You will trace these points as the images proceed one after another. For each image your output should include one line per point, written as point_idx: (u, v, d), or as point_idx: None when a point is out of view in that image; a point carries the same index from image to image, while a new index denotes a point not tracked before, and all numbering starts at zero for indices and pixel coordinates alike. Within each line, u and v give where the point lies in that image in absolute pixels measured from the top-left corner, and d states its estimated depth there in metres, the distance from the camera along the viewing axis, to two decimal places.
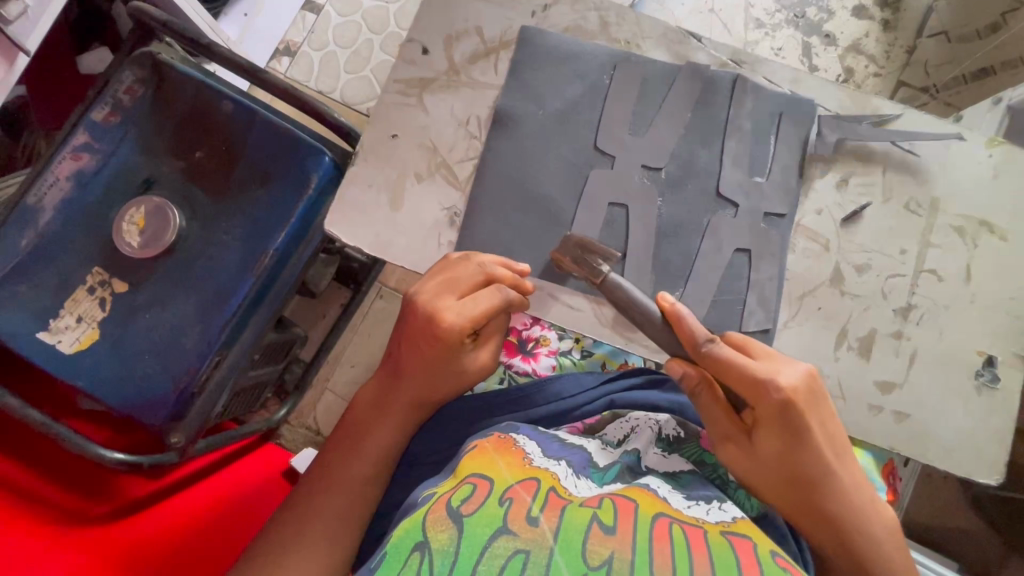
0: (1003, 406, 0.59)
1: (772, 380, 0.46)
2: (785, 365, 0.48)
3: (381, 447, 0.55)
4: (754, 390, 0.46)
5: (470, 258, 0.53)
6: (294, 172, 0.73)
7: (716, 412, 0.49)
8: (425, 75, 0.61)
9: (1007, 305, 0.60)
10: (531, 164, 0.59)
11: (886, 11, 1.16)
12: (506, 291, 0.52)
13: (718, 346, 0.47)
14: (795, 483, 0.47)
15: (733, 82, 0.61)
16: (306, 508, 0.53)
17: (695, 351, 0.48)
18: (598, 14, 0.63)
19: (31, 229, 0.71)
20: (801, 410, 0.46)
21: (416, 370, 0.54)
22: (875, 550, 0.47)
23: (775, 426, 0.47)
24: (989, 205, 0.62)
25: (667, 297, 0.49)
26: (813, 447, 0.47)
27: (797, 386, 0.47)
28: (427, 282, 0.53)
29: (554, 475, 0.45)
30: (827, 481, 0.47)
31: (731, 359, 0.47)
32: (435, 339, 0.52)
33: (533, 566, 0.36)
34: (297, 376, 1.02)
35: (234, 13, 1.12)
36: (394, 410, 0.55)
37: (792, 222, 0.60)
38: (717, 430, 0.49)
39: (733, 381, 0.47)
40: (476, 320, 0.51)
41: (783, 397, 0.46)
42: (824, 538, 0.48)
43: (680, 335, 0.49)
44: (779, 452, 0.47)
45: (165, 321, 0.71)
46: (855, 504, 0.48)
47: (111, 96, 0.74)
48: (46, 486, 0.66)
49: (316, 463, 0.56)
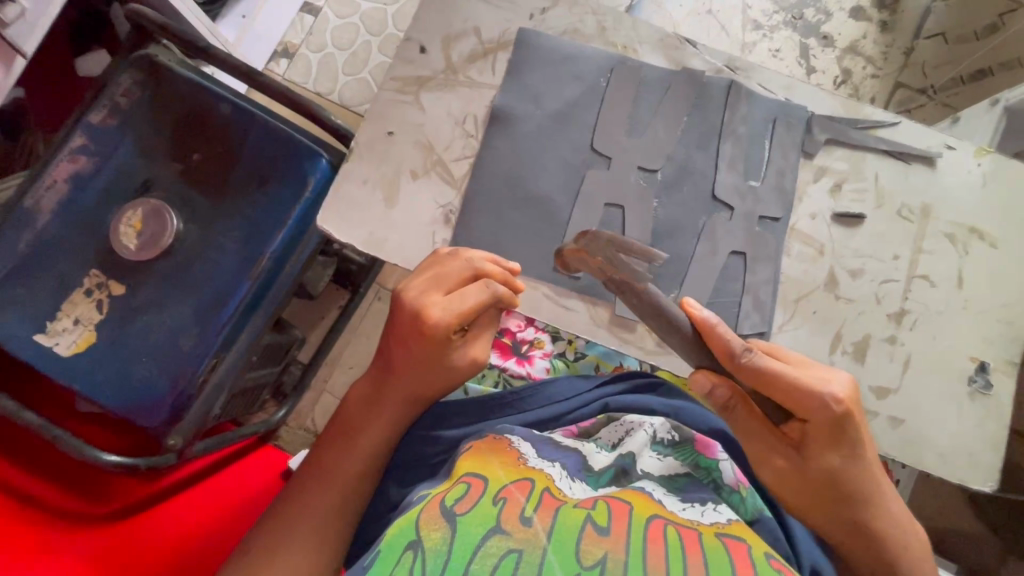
0: (998, 411, 0.59)
1: (826, 392, 0.46)
2: (828, 374, 0.48)
3: (373, 444, 0.55)
4: (805, 403, 0.46)
5: (459, 254, 0.53)
6: (293, 175, 0.73)
7: (755, 425, 0.49)
8: (423, 78, 0.61)
9: (1001, 310, 0.60)
10: (527, 167, 0.59)
11: (884, 13, 1.16)
12: (495, 286, 0.51)
13: (758, 357, 0.46)
14: (840, 493, 0.48)
15: (729, 85, 0.61)
16: (296, 509, 0.53)
17: (732, 363, 0.46)
18: (595, 17, 0.63)
19: (28, 231, 0.71)
20: (853, 421, 0.47)
21: (408, 367, 0.54)
22: (904, 549, 0.50)
23: (826, 439, 0.47)
24: (983, 210, 0.62)
25: (692, 302, 0.47)
26: (858, 456, 0.48)
27: (849, 397, 0.47)
28: (414, 279, 0.53)
29: (548, 476, 0.45)
30: (869, 490, 0.49)
31: (776, 371, 0.46)
32: (422, 334, 0.52)
33: (525, 566, 0.36)
34: (295, 377, 1.03)
35: (233, 14, 1.10)
36: (385, 407, 0.55)
37: (787, 225, 0.60)
38: (762, 443, 0.49)
39: (782, 394, 0.46)
40: (463, 315, 0.51)
41: (837, 410, 0.46)
42: (856, 540, 0.50)
43: (717, 347, 0.46)
44: (829, 464, 0.48)
45: (162, 323, 0.71)
46: (887, 507, 0.49)
47: (108, 98, 0.74)
48: (42, 487, 0.66)
49: (308, 463, 0.56)
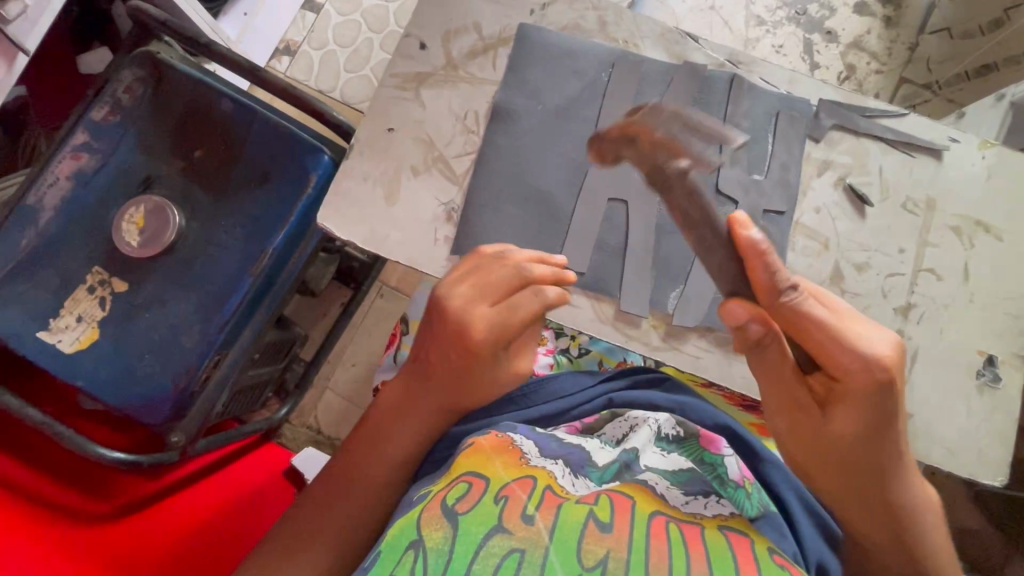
0: (1005, 406, 0.58)
1: (864, 348, 0.43)
2: (871, 332, 0.44)
3: (405, 449, 0.53)
4: (841, 352, 0.43)
5: (506, 258, 0.50)
6: (294, 171, 0.73)
7: (784, 371, 0.46)
8: (423, 73, 0.61)
9: (1007, 304, 0.60)
10: (529, 161, 0.59)
11: (888, 8, 1.16)
12: (546, 294, 0.50)
13: (803, 300, 0.43)
14: (865, 459, 0.45)
15: (732, 80, 0.61)
16: (312, 520, 0.51)
17: (772, 301, 0.43)
18: (596, 12, 0.63)
19: (31, 229, 0.71)
20: (890, 384, 0.43)
21: (447, 375, 0.52)
22: (920, 525, 0.47)
23: (862, 401, 0.44)
24: (987, 204, 0.61)
25: (741, 215, 0.43)
26: (890, 424, 0.44)
27: (889, 357, 0.43)
28: (458, 286, 0.50)
29: (551, 474, 0.44)
30: (893, 460, 0.46)
31: (821, 319, 0.43)
32: (470, 347, 0.49)
33: (528, 566, 0.36)
34: (298, 375, 1.02)
35: (235, 13, 1.13)
36: (417, 414, 0.54)
37: (792, 219, 0.60)
38: (789, 391, 0.46)
39: (820, 340, 0.43)
40: (513, 327, 0.49)
41: (874, 368, 0.43)
42: (871, 510, 0.47)
43: (758, 280, 0.43)
44: (855, 422, 0.44)
45: (164, 320, 0.71)
46: (907, 479, 0.47)
47: (110, 96, 0.74)
48: (46, 485, 0.66)
49: (332, 463, 0.55)
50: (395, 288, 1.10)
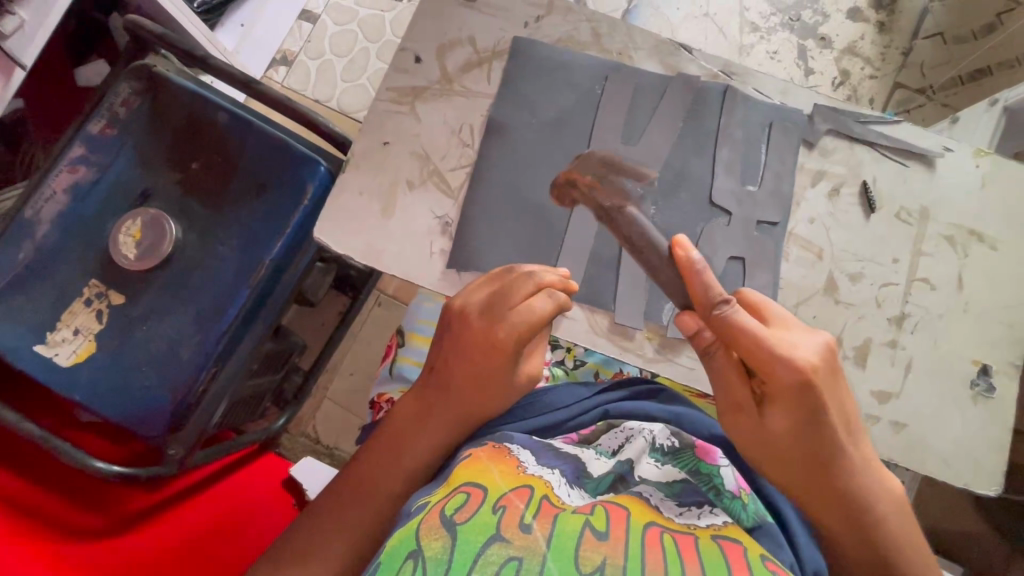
0: (1000, 414, 0.58)
1: (790, 356, 0.43)
2: (801, 339, 0.46)
3: (419, 461, 0.52)
4: (768, 364, 0.44)
5: (517, 270, 0.52)
6: (291, 183, 0.73)
7: (729, 376, 0.47)
8: (418, 87, 0.61)
9: (1002, 313, 0.60)
10: (523, 175, 0.59)
11: (882, 14, 1.16)
12: (558, 295, 0.50)
13: (735, 315, 0.44)
14: (809, 456, 0.45)
15: (724, 91, 0.61)
16: (311, 541, 0.48)
17: (707, 313, 0.46)
18: (590, 24, 0.63)
19: (28, 242, 0.71)
20: (818, 387, 0.44)
21: (466, 383, 0.51)
22: (883, 523, 0.47)
23: (793, 401, 0.44)
24: (982, 213, 0.62)
25: (683, 243, 0.48)
26: (826, 422, 0.45)
27: (815, 363, 0.44)
28: (477, 295, 0.51)
29: (547, 484, 0.44)
30: (834, 454, 0.46)
31: (749, 331, 0.44)
32: (494, 349, 0.50)
33: (526, 573, 0.35)
34: (296, 385, 1.01)
35: (231, 22, 1.09)
36: (433, 425, 0.52)
37: (786, 229, 0.60)
38: (729, 395, 0.47)
39: (750, 354, 0.44)
40: (535, 329, 0.50)
41: (801, 376, 0.43)
42: (830, 511, 0.47)
43: (694, 292, 0.47)
44: (789, 423, 0.45)
45: (161, 333, 0.71)
46: (864, 479, 0.47)
47: (107, 109, 0.74)
48: (44, 500, 0.66)
49: (340, 479, 0.53)
50: (393, 296, 1.10)
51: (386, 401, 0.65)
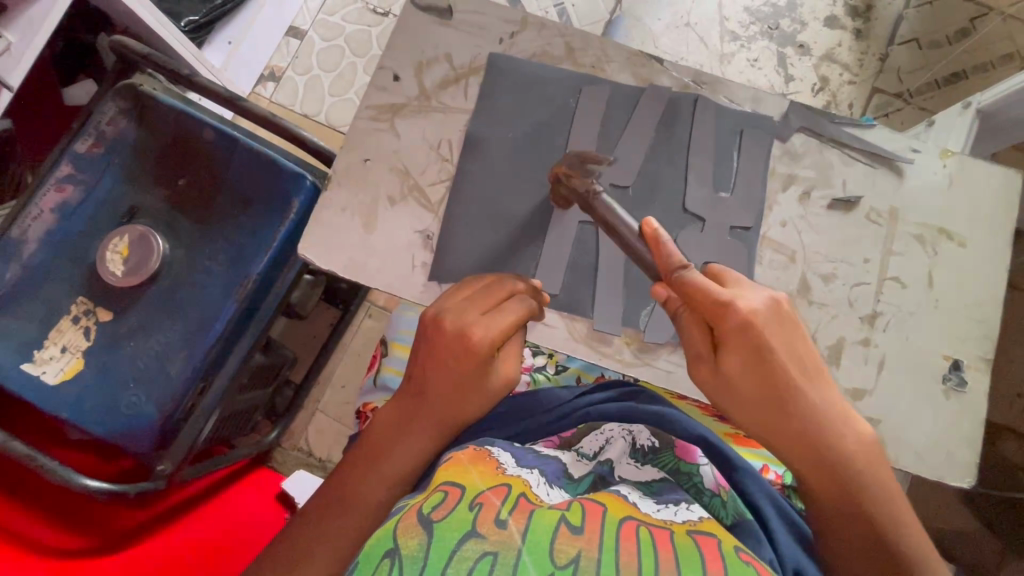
0: (972, 408, 0.59)
1: (734, 304, 0.46)
2: (750, 292, 0.48)
3: (400, 468, 0.52)
4: (717, 313, 0.47)
5: (488, 276, 0.54)
6: (276, 197, 0.73)
7: (693, 332, 0.49)
8: (396, 102, 0.62)
9: (971, 310, 0.61)
10: (500, 186, 0.60)
11: (858, 21, 1.19)
12: (529, 301, 0.52)
13: (690, 274, 0.47)
14: (776, 408, 0.47)
15: (696, 101, 0.63)
16: (299, 552, 0.49)
17: (668, 276, 0.48)
18: (564, 39, 0.65)
19: (15, 263, 0.72)
20: (765, 333, 0.46)
21: (440, 387, 0.52)
22: (859, 473, 0.47)
23: (745, 346, 0.47)
24: (949, 213, 0.63)
25: (650, 223, 0.49)
26: (781, 369, 0.47)
27: (759, 311, 0.47)
28: (448, 299, 0.52)
29: (526, 483, 0.44)
30: (800, 405, 0.47)
31: (703, 287, 0.47)
32: (462, 354, 0.51)
33: (501, 567, 0.36)
34: (287, 398, 1.03)
35: (218, 40, 1.09)
36: (412, 433, 0.53)
37: (758, 234, 0.61)
38: (690, 350, 0.49)
39: (702, 306, 0.47)
40: (505, 333, 0.51)
41: (747, 323, 0.46)
42: (809, 462, 0.48)
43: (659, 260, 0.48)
44: (745, 371, 0.47)
45: (148, 349, 0.71)
46: (841, 432, 0.48)
47: (95, 128, 0.75)
48: (28, 521, 0.65)
49: (323, 489, 0.53)
50: (383, 307, 1.10)
51: (370, 411, 0.66)
